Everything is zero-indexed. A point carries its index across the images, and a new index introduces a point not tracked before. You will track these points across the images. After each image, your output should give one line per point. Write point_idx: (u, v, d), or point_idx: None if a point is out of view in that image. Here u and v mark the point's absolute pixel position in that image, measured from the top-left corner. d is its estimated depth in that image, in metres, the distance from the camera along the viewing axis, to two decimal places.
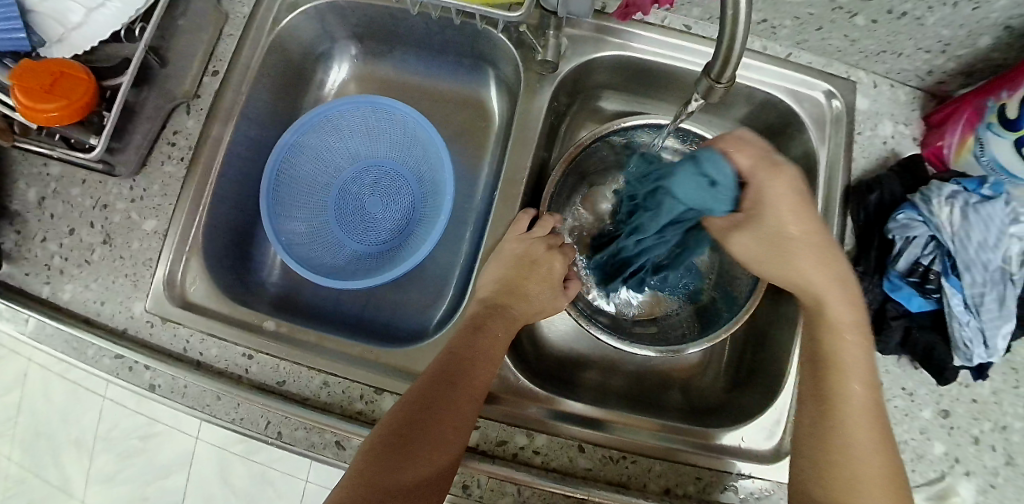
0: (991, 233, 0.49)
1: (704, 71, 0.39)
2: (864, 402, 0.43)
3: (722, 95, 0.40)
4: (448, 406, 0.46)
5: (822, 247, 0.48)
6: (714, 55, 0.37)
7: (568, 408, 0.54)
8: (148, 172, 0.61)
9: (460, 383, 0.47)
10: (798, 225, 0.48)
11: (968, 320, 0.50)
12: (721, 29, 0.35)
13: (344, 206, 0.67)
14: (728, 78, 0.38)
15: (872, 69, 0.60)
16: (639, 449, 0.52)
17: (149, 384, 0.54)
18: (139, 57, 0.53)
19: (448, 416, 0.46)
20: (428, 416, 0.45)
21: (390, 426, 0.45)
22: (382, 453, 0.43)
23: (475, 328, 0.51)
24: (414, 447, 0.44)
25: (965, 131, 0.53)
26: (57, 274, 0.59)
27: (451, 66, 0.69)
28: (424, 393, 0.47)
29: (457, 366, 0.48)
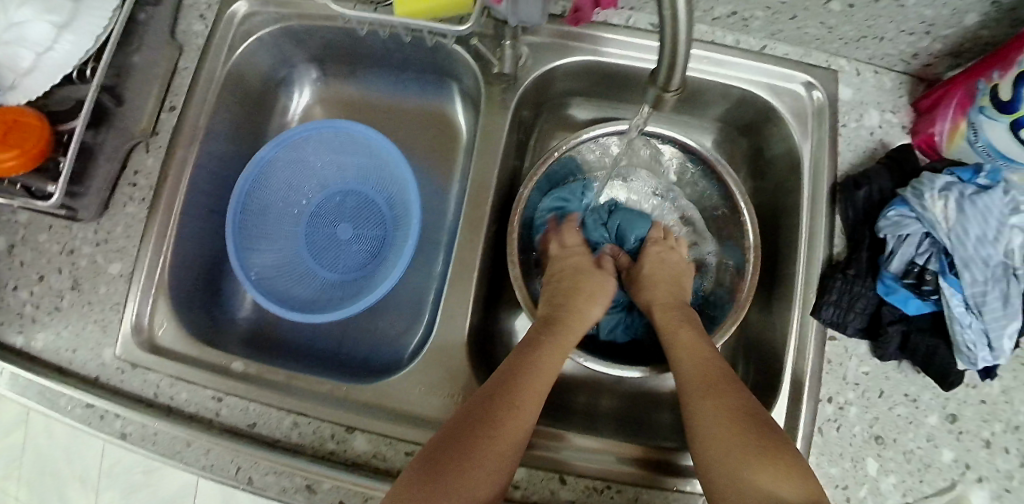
0: (991, 226, 0.46)
1: (650, 78, 0.36)
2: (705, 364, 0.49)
3: (673, 104, 0.37)
4: (493, 441, 0.43)
5: (674, 284, 0.60)
6: (658, 60, 0.33)
7: (574, 442, 0.52)
8: (111, 214, 0.60)
9: (504, 416, 0.44)
10: (656, 269, 0.61)
11: (970, 321, 0.46)
12: (660, 38, 0.32)
13: (321, 236, 0.65)
14: (677, 85, 0.35)
15: (854, 56, 0.56)
16: (630, 479, 0.50)
17: (120, 432, 0.53)
18: (91, 100, 0.52)
19: (492, 452, 0.42)
20: (470, 451, 0.42)
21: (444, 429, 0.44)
22: (419, 488, 0.39)
23: (525, 361, 0.49)
24: (454, 483, 0.40)
25: (957, 117, 0.49)
26: (30, 322, 0.58)
27: (413, 82, 0.68)
28: (466, 426, 0.43)
29: (501, 398, 0.45)
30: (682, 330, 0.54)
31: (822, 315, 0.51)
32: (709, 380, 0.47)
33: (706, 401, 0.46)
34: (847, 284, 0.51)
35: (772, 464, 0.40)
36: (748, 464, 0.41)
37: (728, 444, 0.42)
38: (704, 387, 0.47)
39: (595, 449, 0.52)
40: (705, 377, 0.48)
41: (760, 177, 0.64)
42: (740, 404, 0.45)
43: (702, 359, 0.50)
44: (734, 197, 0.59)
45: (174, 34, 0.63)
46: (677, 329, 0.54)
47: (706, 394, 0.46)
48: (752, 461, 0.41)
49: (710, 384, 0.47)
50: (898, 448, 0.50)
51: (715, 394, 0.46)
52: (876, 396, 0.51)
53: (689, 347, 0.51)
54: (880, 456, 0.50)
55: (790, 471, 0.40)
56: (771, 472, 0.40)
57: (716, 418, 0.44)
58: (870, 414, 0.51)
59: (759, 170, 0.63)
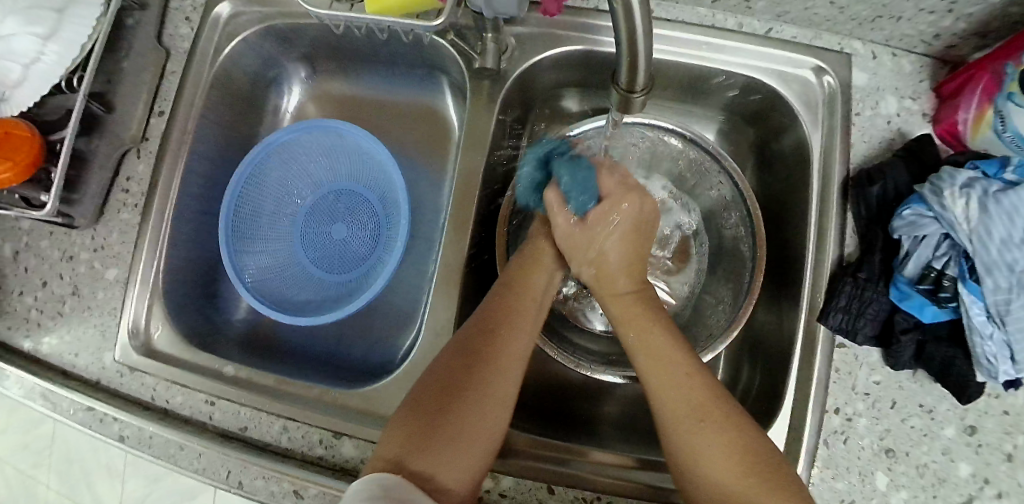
0: (1018, 228, 0.41)
1: (614, 80, 0.34)
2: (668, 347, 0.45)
3: (643, 105, 0.35)
4: (493, 372, 0.43)
5: (639, 238, 0.50)
6: (618, 60, 0.31)
7: (595, 458, 0.50)
8: (107, 220, 0.60)
9: (501, 345, 0.45)
10: (624, 243, 0.49)
11: (991, 332, 0.42)
12: (615, 38, 0.29)
13: (335, 201, 0.65)
14: (642, 86, 0.33)
15: (869, 38, 0.52)
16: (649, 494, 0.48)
17: (118, 434, 0.54)
18: (79, 109, 0.52)
19: (493, 382, 0.43)
20: (472, 377, 0.43)
21: (434, 377, 0.43)
22: (412, 426, 0.40)
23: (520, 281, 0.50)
24: (460, 409, 0.41)
25: (982, 103, 0.45)
26: (35, 327, 0.59)
27: (404, 77, 0.66)
28: (462, 355, 0.44)
29: (492, 340, 0.45)
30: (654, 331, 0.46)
31: (829, 322, 0.48)
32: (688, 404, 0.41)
33: (686, 427, 0.41)
34: (857, 288, 0.47)
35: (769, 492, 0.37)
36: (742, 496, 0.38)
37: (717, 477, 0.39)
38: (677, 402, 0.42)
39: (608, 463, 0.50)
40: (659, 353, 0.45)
41: (766, 170, 0.60)
42: (733, 434, 0.40)
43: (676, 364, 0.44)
44: (739, 193, 0.55)
45: (161, 38, 0.63)
46: (643, 322, 0.47)
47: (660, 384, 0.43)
48: (751, 496, 0.38)
49: (686, 413, 0.41)
50: (911, 462, 0.47)
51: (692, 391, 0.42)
52: (889, 406, 0.48)
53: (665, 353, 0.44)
54: (891, 471, 0.47)
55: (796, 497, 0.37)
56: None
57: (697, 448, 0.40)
58: (881, 425, 0.48)
59: (766, 161, 0.60)
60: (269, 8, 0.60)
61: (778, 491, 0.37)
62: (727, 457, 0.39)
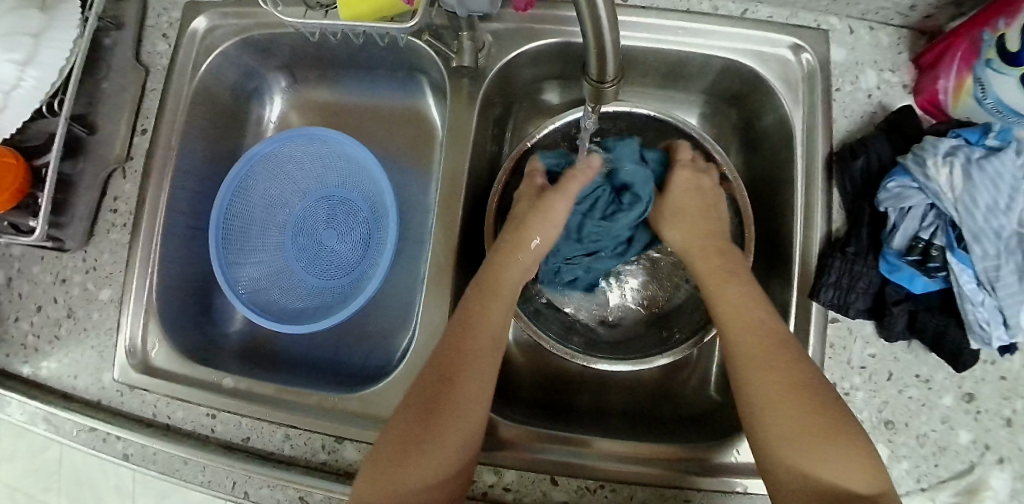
0: (1002, 193, 0.42)
1: (584, 73, 0.35)
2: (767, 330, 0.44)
3: (613, 96, 0.36)
4: (457, 413, 0.43)
5: (705, 210, 0.54)
6: (586, 50, 0.32)
7: (598, 447, 0.50)
8: (97, 241, 0.60)
9: (464, 377, 0.45)
10: (687, 200, 0.54)
11: (982, 299, 0.42)
12: (581, 28, 0.30)
13: (322, 210, 0.65)
14: (611, 76, 0.34)
15: (846, 12, 0.52)
16: (655, 481, 0.48)
17: (122, 453, 0.54)
18: (61, 132, 0.52)
19: (459, 424, 0.43)
20: (433, 419, 0.43)
21: (400, 422, 0.43)
22: (379, 478, 0.41)
23: (479, 307, 0.49)
24: (419, 454, 0.42)
25: (961, 71, 0.44)
26: (33, 352, 0.59)
27: (385, 80, 0.66)
28: (423, 394, 0.44)
29: (454, 380, 0.45)
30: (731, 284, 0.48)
31: (821, 298, 0.48)
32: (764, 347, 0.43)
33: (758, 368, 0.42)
34: (847, 263, 0.47)
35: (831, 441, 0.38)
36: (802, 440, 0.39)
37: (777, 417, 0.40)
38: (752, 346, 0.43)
39: (611, 451, 0.50)
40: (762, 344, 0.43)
41: (752, 150, 0.60)
42: (803, 379, 0.41)
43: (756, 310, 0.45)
44: (725, 175, 0.56)
45: (140, 56, 0.63)
46: (722, 277, 0.49)
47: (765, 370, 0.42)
48: (810, 442, 0.38)
49: (757, 353, 0.43)
50: (911, 433, 0.47)
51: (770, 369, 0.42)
52: (885, 379, 0.48)
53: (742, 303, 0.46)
54: (892, 442, 0.47)
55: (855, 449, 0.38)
56: (831, 454, 0.38)
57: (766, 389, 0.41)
58: (878, 398, 0.48)
59: (751, 141, 0.60)
60: (246, 19, 0.60)
61: (850, 445, 0.38)
62: (807, 429, 0.39)
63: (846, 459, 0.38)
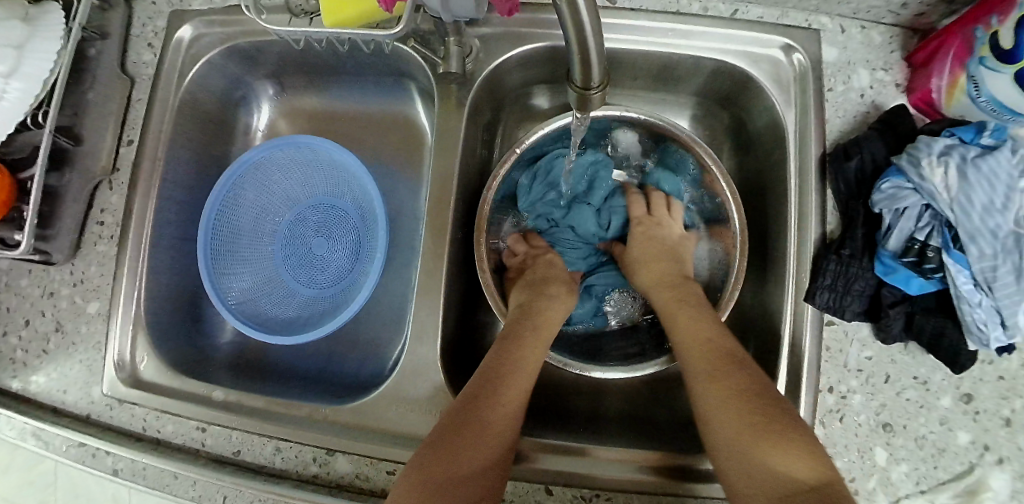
0: (998, 192, 0.41)
1: (570, 79, 0.34)
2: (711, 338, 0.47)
3: (601, 100, 0.35)
4: (500, 408, 0.44)
5: (666, 257, 0.57)
6: (570, 58, 0.31)
7: (599, 454, 0.49)
8: (85, 253, 0.60)
9: (507, 379, 0.46)
10: (646, 249, 0.58)
11: (979, 300, 0.42)
12: (564, 37, 0.29)
13: (313, 218, 0.65)
14: (597, 81, 0.33)
15: (836, 12, 0.51)
16: (652, 488, 0.48)
17: (112, 468, 0.54)
18: (45, 145, 0.52)
19: (501, 419, 0.44)
20: (469, 437, 0.42)
21: (447, 416, 0.44)
22: (427, 465, 0.40)
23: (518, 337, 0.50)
24: (469, 443, 0.42)
25: (955, 69, 0.44)
26: (21, 366, 0.58)
27: (373, 87, 0.66)
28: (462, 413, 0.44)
29: (497, 380, 0.46)
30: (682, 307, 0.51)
31: (816, 301, 0.47)
32: (713, 358, 0.45)
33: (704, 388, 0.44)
34: (842, 266, 0.47)
35: (783, 443, 0.38)
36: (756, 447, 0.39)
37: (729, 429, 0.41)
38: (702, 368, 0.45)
39: (614, 459, 0.49)
40: (706, 350, 0.46)
41: (744, 152, 0.59)
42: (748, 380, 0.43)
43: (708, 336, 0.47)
44: (718, 178, 0.55)
45: (125, 67, 0.62)
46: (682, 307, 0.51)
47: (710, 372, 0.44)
48: (761, 437, 0.39)
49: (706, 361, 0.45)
50: (910, 435, 0.46)
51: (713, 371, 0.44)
52: (882, 381, 0.47)
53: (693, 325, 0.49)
54: (890, 445, 0.46)
55: (808, 450, 0.38)
56: (781, 446, 0.39)
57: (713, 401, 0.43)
58: (876, 401, 0.47)
59: (744, 142, 0.59)
60: (230, 27, 0.59)
61: (787, 440, 0.39)
62: (743, 423, 0.40)
63: (784, 453, 0.38)
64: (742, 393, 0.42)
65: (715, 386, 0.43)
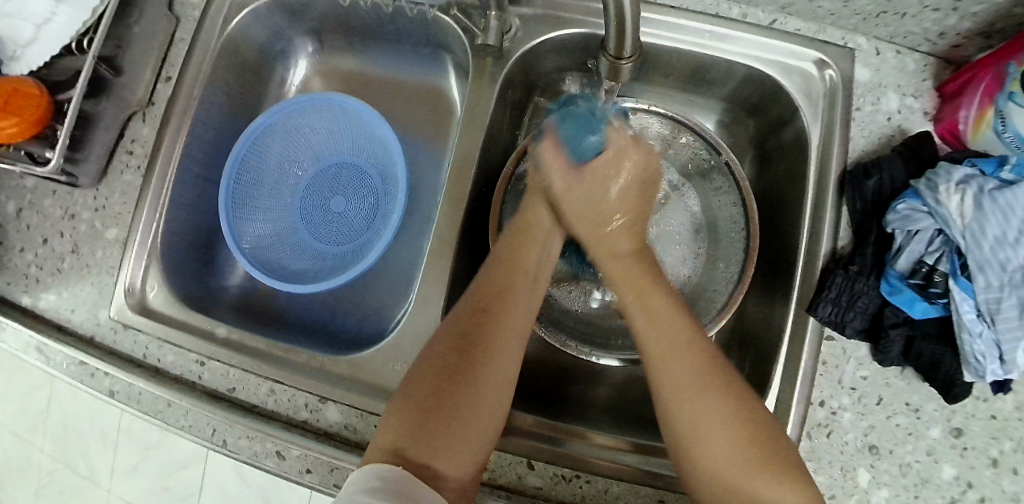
0: (1012, 226, 0.41)
1: (604, 48, 0.37)
2: (668, 324, 0.43)
3: (629, 71, 0.38)
4: (500, 332, 0.43)
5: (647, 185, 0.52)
6: (608, 32, 0.34)
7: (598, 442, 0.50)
8: (109, 181, 0.61)
9: (508, 302, 0.45)
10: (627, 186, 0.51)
11: (980, 330, 0.42)
12: (605, 11, 0.32)
13: (335, 176, 0.66)
14: (630, 52, 0.36)
15: (873, 33, 0.52)
16: (639, 479, 0.48)
17: (109, 389, 0.55)
18: (88, 69, 0.53)
19: (503, 343, 0.43)
20: (464, 380, 0.40)
21: (451, 339, 0.42)
22: (431, 389, 0.40)
23: (511, 261, 0.49)
24: (476, 368, 0.41)
25: (984, 103, 0.45)
26: (34, 283, 0.60)
27: (410, 54, 0.67)
28: (453, 346, 0.42)
29: (497, 302, 0.45)
30: (653, 294, 0.45)
31: (819, 313, 0.47)
32: (676, 350, 0.41)
33: (672, 381, 0.40)
34: (848, 281, 0.47)
35: (770, 473, 0.36)
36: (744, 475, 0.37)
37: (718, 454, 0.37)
38: (672, 363, 0.40)
39: (612, 446, 0.50)
40: (672, 342, 0.41)
41: (766, 162, 0.60)
42: (719, 384, 0.39)
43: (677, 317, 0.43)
44: (737, 184, 0.56)
45: (172, 6, 0.63)
46: (638, 268, 0.47)
47: (669, 363, 0.40)
48: (744, 467, 0.37)
49: (672, 353, 0.41)
50: (894, 461, 0.47)
51: (679, 364, 0.40)
52: (874, 403, 0.48)
53: (662, 314, 0.43)
54: (874, 468, 0.47)
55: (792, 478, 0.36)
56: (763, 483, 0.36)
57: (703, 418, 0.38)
58: (865, 422, 0.47)
59: (766, 153, 0.60)
60: None
61: (771, 471, 0.36)
62: (722, 444, 0.37)
63: (769, 482, 0.36)
64: (711, 402, 0.38)
65: (672, 388, 0.40)
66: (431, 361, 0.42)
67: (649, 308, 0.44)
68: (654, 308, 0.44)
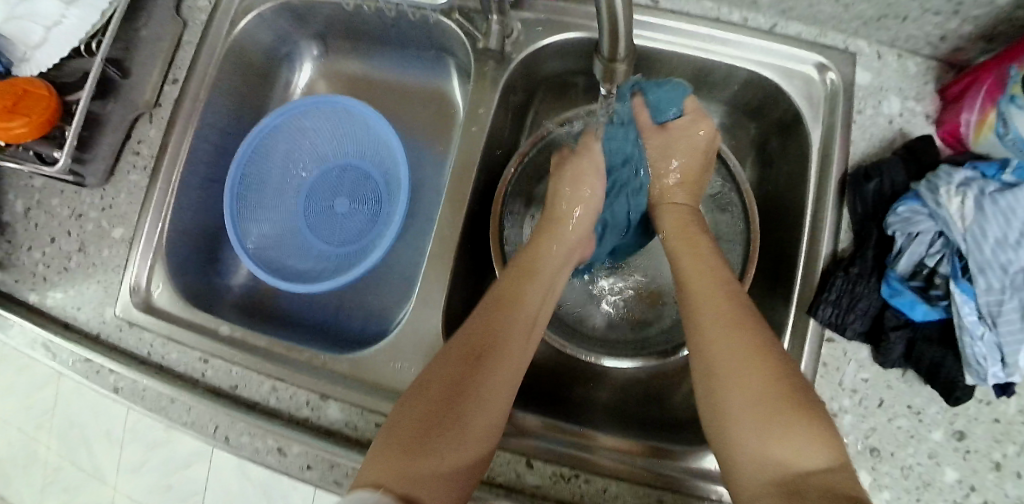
0: (1013, 228, 0.41)
1: (598, 48, 0.37)
2: (712, 281, 0.46)
3: (624, 70, 0.38)
4: (495, 370, 0.43)
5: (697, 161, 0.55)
6: (601, 33, 0.34)
7: (605, 443, 0.51)
8: (116, 181, 0.62)
9: (506, 340, 0.45)
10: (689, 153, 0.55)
11: (981, 333, 0.42)
12: (598, 14, 0.32)
13: (339, 178, 0.66)
14: (623, 51, 0.36)
15: (874, 37, 0.52)
16: (646, 479, 0.48)
17: (113, 386, 0.55)
18: (97, 71, 0.54)
19: (496, 382, 0.43)
20: (452, 418, 0.40)
21: (446, 374, 0.42)
22: (419, 425, 0.39)
23: (511, 298, 0.48)
24: (467, 407, 0.41)
25: (986, 105, 0.44)
26: (41, 281, 0.61)
27: (414, 58, 0.68)
28: (446, 381, 0.42)
29: (495, 340, 0.45)
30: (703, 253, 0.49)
31: (819, 315, 0.47)
32: (717, 302, 0.44)
33: (711, 326, 0.42)
34: (849, 284, 0.47)
35: (795, 423, 0.36)
36: (764, 415, 0.37)
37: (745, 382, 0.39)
38: (710, 313, 0.43)
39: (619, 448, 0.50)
40: (710, 294, 0.44)
41: (768, 165, 0.60)
42: (751, 330, 0.41)
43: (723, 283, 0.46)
44: (738, 185, 0.56)
45: (180, 10, 0.64)
46: (692, 238, 0.51)
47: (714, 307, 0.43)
48: (765, 407, 0.37)
49: (714, 302, 0.44)
50: (896, 463, 0.46)
51: (718, 310, 0.43)
52: (876, 405, 0.47)
53: (703, 273, 0.46)
54: (875, 470, 0.46)
55: (821, 435, 0.36)
56: (783, 423, 0.36)
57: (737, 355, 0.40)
58: (867, 424, 0.47)
59: (769, 155, 0.60)
60: None
61: (794, 414, 0.36)
62: (751, 383, 0.38)
63: (788, 429, 0.36)
64: (745, 343, 0.40)
65: (711, 335, 0.42)
66: (421, 395, 0.42)
67: (695, 270, 0.47)
68: (701, 269, 0.47)
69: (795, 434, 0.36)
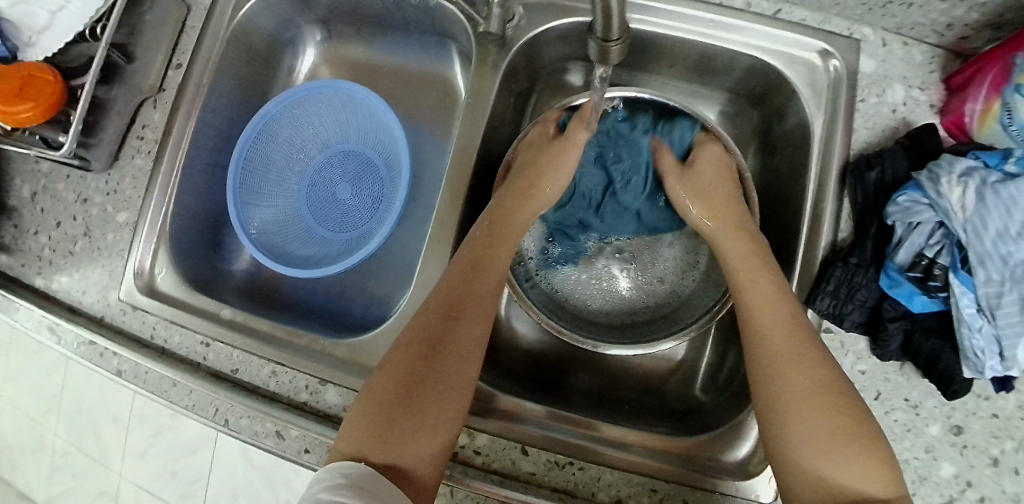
0: (1014, 220, 0.41)
1: (592, 30, 0.36)
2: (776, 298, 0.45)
3: (619, 54, 0.37)
4: (464, 331, 0.44)
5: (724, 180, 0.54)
6: (594, 11, 0.33)
7: (605, 432, 0.50)
8: (120, 166, 0.63)
9: (474, 300, 0.46)
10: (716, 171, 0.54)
11: (980, 325, 0.42)
12: None
13: (339, 164, 0.67)
14: (617, 33, 0.35)
15: (880, 24, 0.51)
16: (644, 470, 0.48)
17: (117, 369, 0.56)
18: (101, 56, 0.54)
19: (466, 342, 0.44)
20: (427, 380, 0.42)
21: (417, 339, 0.44)
22: (395, 388, 0.41)
23: (480, 258, 0.49)
24: (439, 368, 0.42)
25: (990, 95, 0.44)
26: (48, 265, 0.62)
27: (416, 43, 0.68)
28: (418, 347, 0.43)
29: (462, 302, 0.46)
30: (765, 276, 0.47)
31: (816, 306, 0.47)
32: (776, 321, 0.43)
33: (773, 346, 0.42)
34: (847, 274, 0.47)
35: (852, 447, 0.37)
36: (829, 446, 0.37)
37: (807, 421, 0.39)
38: (771, 331, 0.43)
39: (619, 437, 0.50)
40: (770, 313, 0.44)
41: (770, 154, 0.60)
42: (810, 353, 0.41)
43: (781, 303, 0.45)
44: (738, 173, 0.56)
45: None
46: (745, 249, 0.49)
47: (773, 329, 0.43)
48: (826, 430, 0.38)
49: (772, 321, 0.44)
50: None
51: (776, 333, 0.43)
52: (873, 398, 0.47)
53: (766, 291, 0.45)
54: None
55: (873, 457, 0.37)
56: (840, 448, 0.37)
57: (800, 394, 0.39)
58: None
59: (771, 145, 0.59)
60: None
61: (850, 440, 0.37)
62: (808, 405, 0.39)
63: (842, 452, 0.37)
64: (801, 366, 0.41)
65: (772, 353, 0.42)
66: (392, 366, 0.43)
67: (752, 283, 0.47)
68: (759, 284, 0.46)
69: (851, 453, 0.37)
